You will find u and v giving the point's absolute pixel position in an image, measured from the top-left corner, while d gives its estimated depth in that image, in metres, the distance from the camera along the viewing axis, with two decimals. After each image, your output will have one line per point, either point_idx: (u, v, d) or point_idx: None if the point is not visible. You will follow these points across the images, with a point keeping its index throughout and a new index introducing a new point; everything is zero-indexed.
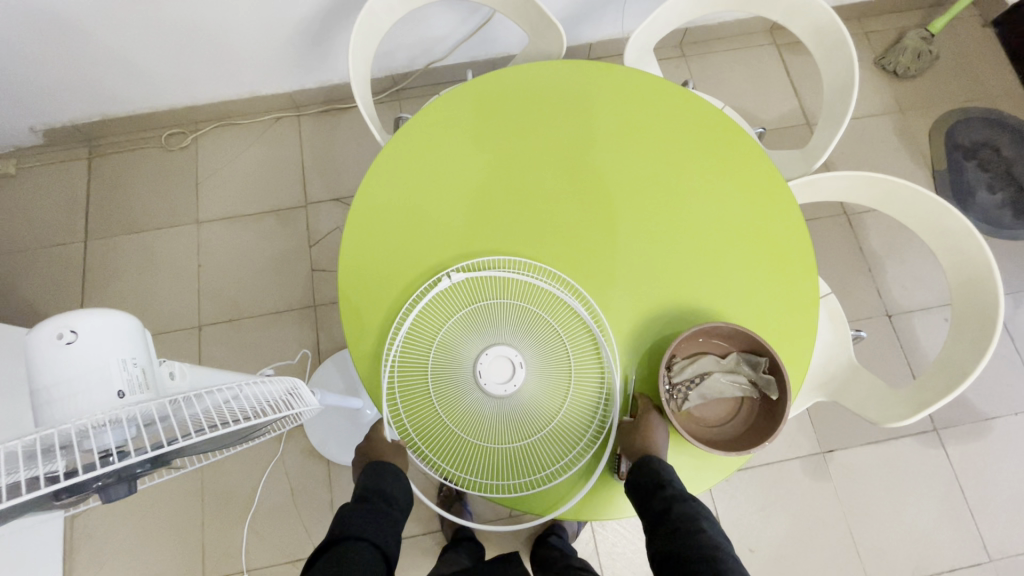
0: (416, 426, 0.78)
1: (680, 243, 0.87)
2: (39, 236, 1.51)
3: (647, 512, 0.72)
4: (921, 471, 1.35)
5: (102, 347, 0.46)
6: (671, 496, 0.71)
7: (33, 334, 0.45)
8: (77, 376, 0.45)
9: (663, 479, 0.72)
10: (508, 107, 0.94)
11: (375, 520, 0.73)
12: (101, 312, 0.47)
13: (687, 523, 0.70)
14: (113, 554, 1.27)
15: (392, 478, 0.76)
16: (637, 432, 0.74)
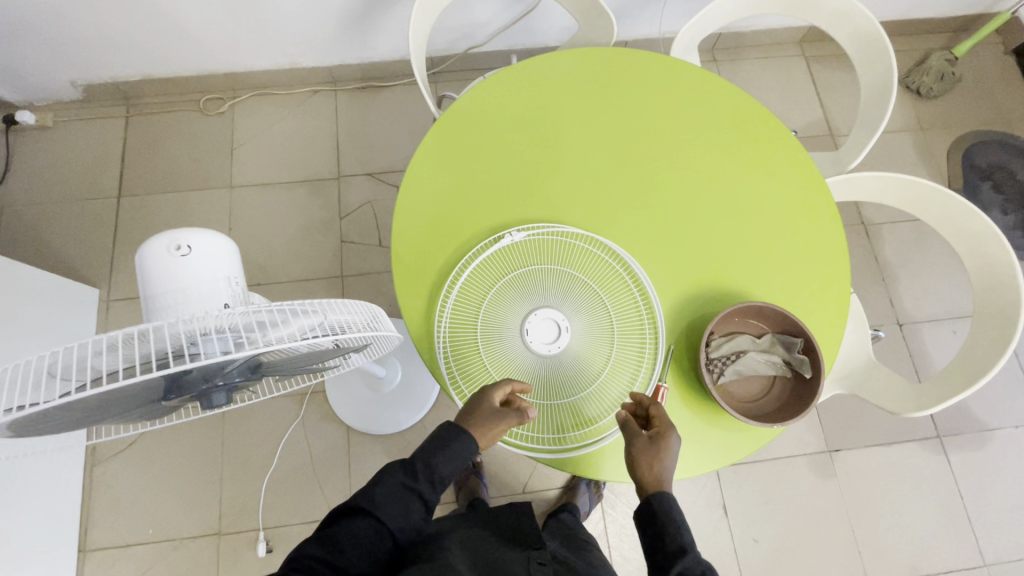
0: (461, 372, 0.82)
1: (720, 223, 0.91)
2: (72, 189, 1.53)
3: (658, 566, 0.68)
4: (923, 475, 1.39)
5: (206, 264, 0.49)
6: (686, 558, 0.66)
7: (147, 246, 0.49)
8: (190, 287, 0.50)
9: (680, 533, 0.68)
10: (571, 85, 0.98)
11: (406, 501, 0.70)
12: (213, 232, 0.50)
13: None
14: (132, 504, 1.29)
15: (446, 460, 0.71)
16: (651, 464, 0.71)
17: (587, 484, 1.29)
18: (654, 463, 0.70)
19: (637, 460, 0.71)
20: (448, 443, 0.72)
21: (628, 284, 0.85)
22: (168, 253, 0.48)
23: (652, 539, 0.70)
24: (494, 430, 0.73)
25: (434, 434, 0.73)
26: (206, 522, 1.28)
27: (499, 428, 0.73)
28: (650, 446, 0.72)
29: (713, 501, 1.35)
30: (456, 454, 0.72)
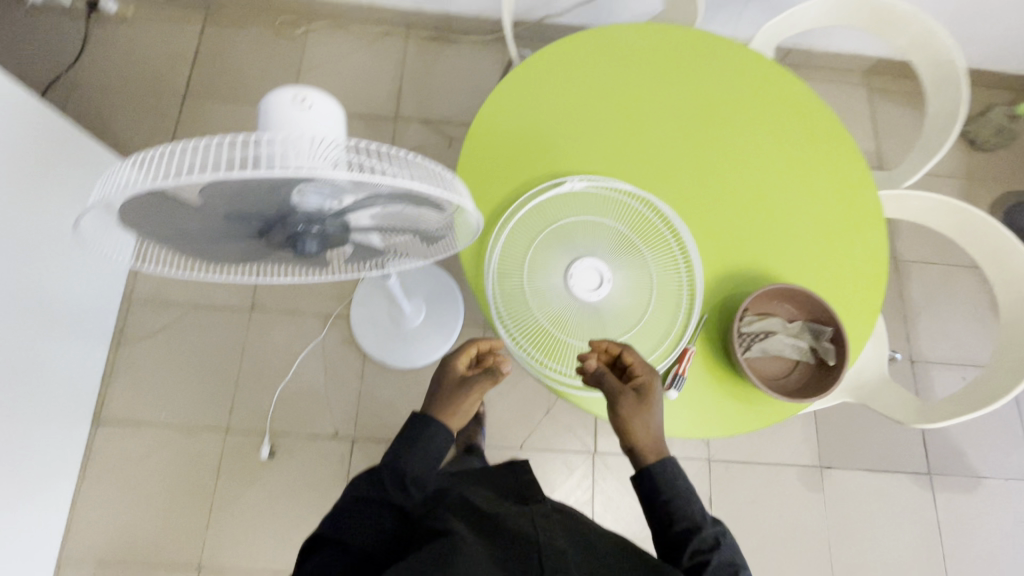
0: (502, 298, 0.85)
1: (770, 210, 0.93)
2: (140, 82, 1.57)
3: (662, 524, 0.73)
4: (907, 508, 1.42)
5: (323, 123, 0.52)
6: (693, 517, 0.72)
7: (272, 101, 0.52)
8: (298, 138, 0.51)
9: (684, 493, 0.73)
10: (652, 55, 1.00)
11: (374, 513, 0.71)
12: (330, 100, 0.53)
13: (710, 542, 0.71)
14: (151, 387, 1.34)
15: (410, 458, 0.74)
16: (640, 423, 0.73)
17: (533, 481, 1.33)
18: (649, 425, 0.73)
19: (628, 424, 0.73)
20: (418, 432, 0.75)
21: (674, 251, 0.88)
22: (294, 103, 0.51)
23: (655, 504, 0.73)
24: (466, 396, 0.78)
25: (402, 431, 0.76)
26: (217, 417, 1.33)
27: (470, 392, 0.78)
28: (638, 405, 0.74)
29: (700, 492, 1.39)
30: (424, 446, 0.75)
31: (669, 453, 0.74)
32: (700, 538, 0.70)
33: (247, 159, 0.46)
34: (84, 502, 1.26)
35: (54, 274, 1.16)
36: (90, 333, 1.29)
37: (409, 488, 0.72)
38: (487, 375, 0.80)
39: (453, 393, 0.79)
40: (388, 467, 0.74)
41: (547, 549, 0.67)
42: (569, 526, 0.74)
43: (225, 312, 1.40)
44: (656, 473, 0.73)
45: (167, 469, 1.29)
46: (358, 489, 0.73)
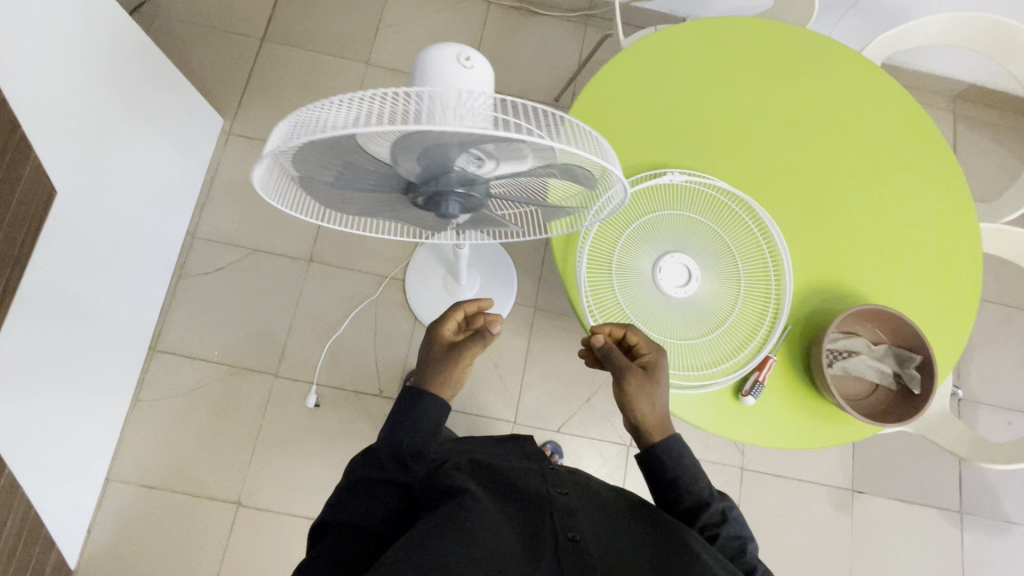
0: (589, 284, 0.84)
1: (865, 228, 0.91)
2: (222, 19, 1.56)
3: (670, 499, 0.73)
4: (933, 542, 1.42)
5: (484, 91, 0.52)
6: (700, 493, 0.72)
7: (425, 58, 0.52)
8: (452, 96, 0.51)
9: (689, 470, 0.73)
10: (764, 55, 0.97)
11: (379, 490, 0.70)
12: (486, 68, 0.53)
13: (719, 516, 0.70)
14: (206, 323, 1.37)
15: (407, 430, 0.73)
16: (647, 401, 0.73)
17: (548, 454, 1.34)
18: (655, 402, 0.74)
19: (633, 401, 0.73)
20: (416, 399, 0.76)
21: (766, 258, 0.86)
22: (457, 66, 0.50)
23: (661, 483, 0.74)
24: (456, 364, 0.77)
25: (401, 399, 0.76)
26: (268, 361, 1.36)
27: (460, 359, 0.77)
28: (644, 381, 0.73)
29: (729, 498, 1.40)
30: (420, 414, 0.75)
31: (673, 431, 0.75)
32: (707, 513, 0.70)
33: (409, 116, 0.45)
34: (134, 426, 1.30)
35: (129, 203, 1.18)
36: (155, 264, 1.31)
37: (410, 462, 0.72)
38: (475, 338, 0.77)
39: (442, 361, 0.78)
40: (386, 444, 0.73)
41: (558, 505, 0.67)
42: (580, 484, 0.74)
43: (285, 260, 1.42)
44: (662, 450, 0.73)
45: (215, 405, 1.33)
46: (357, 470, 0.72)
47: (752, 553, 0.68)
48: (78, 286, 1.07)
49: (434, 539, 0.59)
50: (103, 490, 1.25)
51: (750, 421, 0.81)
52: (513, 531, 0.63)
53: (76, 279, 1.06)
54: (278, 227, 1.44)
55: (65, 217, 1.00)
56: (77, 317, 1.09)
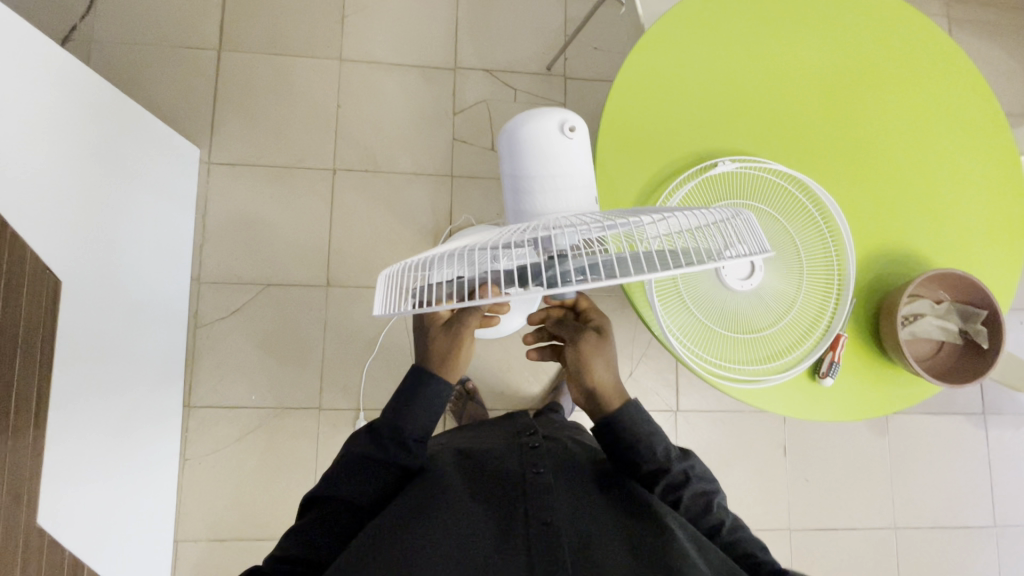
0: (657, 291, 0.82)
1: (911, 183, 0.90)
2: (168, 33, 1.40)
3: (629, 468, 0.72)
4: (963, 446, 1.52)
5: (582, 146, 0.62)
6: (659, 460, 0.71)
7: (515, 125, 0.62)
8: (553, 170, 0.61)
9: (645, 438, 0.71)
10: (798, 14, 0.91)
11: (377, 468, 0.68)
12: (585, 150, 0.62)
13: (680, 478, 0.71)
14: (236, 369, 1.32)
15: (410, 416, 0.69)
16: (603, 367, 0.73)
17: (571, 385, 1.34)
18: (608, 365, 0.73)
19: (592, 361, 0.72)
20: (418, 385, 0.69)
21: (826, 238, 0.85)
22: (558, 133, 0.60)
23: (616, 448, 0.72)
24: (459, 337, 0.68)
25: (399, 390, 0.70)
26: (309, 396, 1.33)
27: (462, 333, 0.68)
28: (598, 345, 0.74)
29: (775, 441, 1.47)
30: (424, 402, 0.69)
31: (630, 397, 0.73)
32: (670, 477, 0.70)
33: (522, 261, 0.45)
34: (189, 485, 1.27)
35: (133, 266, 1.10)
36: (170, 320, 1.24)
37: (410, 446, 0.69)
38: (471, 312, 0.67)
39: (441, 334, 0.69)
40: (385, 424, 0.69)
41: (533, 485, 0.66)
42: (561, 458, 0.75)
43: (302, 290, 1.36)
44: (621, 418, 0.71)
45: (265, 449, 1.30)
46: (356, 449, 0.68)
47: (718, 506, 0.71)
48: (106, 367, 1.01)
49: (402, 537, 0.59)
50: (175, 552, 1.25)
51: (827, 398, 0.84)
52: (489, 516, 0.63)
53: (101, 362, 1.00)
54: (286, 255, 1.37)
55: (76, 304, 0.92)
56: (112, 398, 1.03)
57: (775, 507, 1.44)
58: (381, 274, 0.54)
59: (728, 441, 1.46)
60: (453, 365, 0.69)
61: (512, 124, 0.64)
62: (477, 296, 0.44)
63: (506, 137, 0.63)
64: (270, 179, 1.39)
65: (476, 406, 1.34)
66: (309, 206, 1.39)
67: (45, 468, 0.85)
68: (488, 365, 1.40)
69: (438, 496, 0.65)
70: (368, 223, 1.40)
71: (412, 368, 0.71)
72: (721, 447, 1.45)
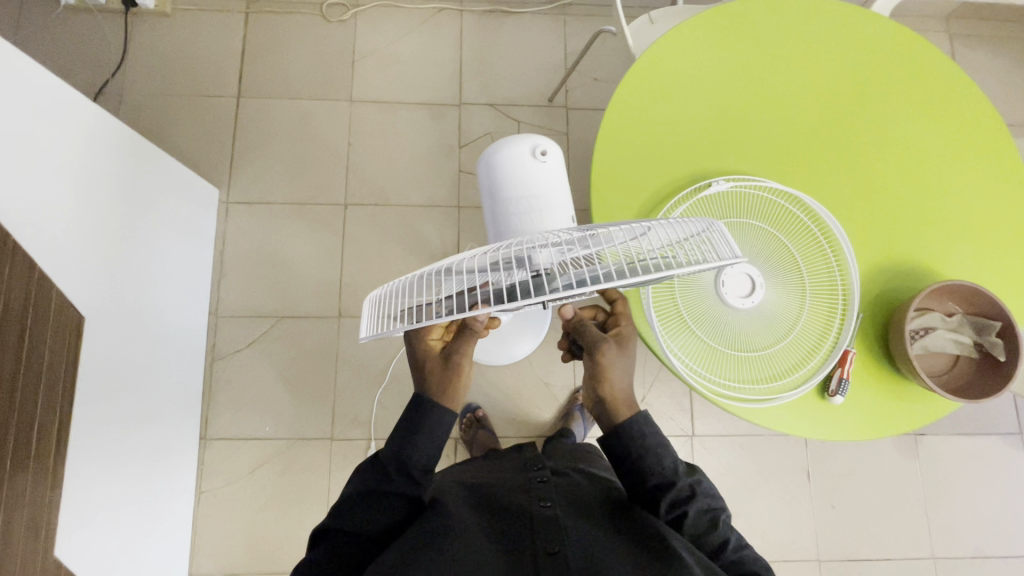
0: (657, 312, 0.82)
1: (912, 194, 0.89)
2: (192, 82, 1.49)
3: (634, 487, 0.71)
4: (1002, 469, 1.44)
5: (556, 163, 0.73)
6: (665, 473, 0.69)
7: (497, 146, 0.73)
8: (526, 184, 0.72)
9: (653, 451, 0.70)
10: (784, 38, 0.93)
11: (385, 500, 0.67)
12: (557, 170, 0.72)
13: (685, 492, 0.69)
14: (251, 400, 1.35)
15: (414, 446, 0.68)
16: (607, 386, 0.69)
17: (583, 410, 1.34)
18: (619, 380, 0.69)
19: (610, 373, 0.68)
20: (419, 415, 0.68)
21: (828, 254, 0.85)
22: (532, 155, 0.71)
23: (622, 464, 0.70)
24: (459, 368, 0.67)
25: (402, 422, 0.68)
26: (321, 426, 1.34)
27: (460, 362, 0.67)
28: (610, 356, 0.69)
29: (797, 465, 1.42)
30: (429, 433, 0.68)
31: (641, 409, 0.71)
32: (675, 491, 0.68)
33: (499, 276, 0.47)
34: (204, 518, 1.28)
35: (153, 301, 1.14)
36: (189, 353, 1.28)
37: (417, 476, 0.68)
38: (465, 337, 0.66)
39: (438, 366, 0.68)
40: (391, 455, 0.68)
41: (538, 517, 0.66)
42: (568, 494, 0.75)
43: (315, 321, 1.39)
44: (629, 428, 0.70)
45: (279, 479, 1.31)
46: (362, 479, 0.68)
47: (724, 522, 0.69)
48: (125, 400, 1.04)
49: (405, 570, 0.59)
50: None
51: (839, 415, 0.82)
52: (496, 549, 0.63)
53: (121, 395, 1.03)
54: (299, 288, 1.41)
55: (99, 338, 0.96)
56: (131, 431, 1.06)
57: (802, 536, 1.38)
58: (371, 296, 0.57)
59: (748, 467, 1.41)
60: (455, 394, 0.68)
61: (497, 142, 0.74)
62: (452, 311, 0.46)
63: (486, 160, 0.74)
64: (284, 215, 1.44)
65: (488, 435, 1.32)
66: (322, 240, 1.44)
67: (63, 499, 0.87)
68: (498, 392, 1.40)
69: (445, 529, 0.65)
70: (378, 255, 1.43)
71: (413, 399, 0.69)
72: (740, 473, 1.40)
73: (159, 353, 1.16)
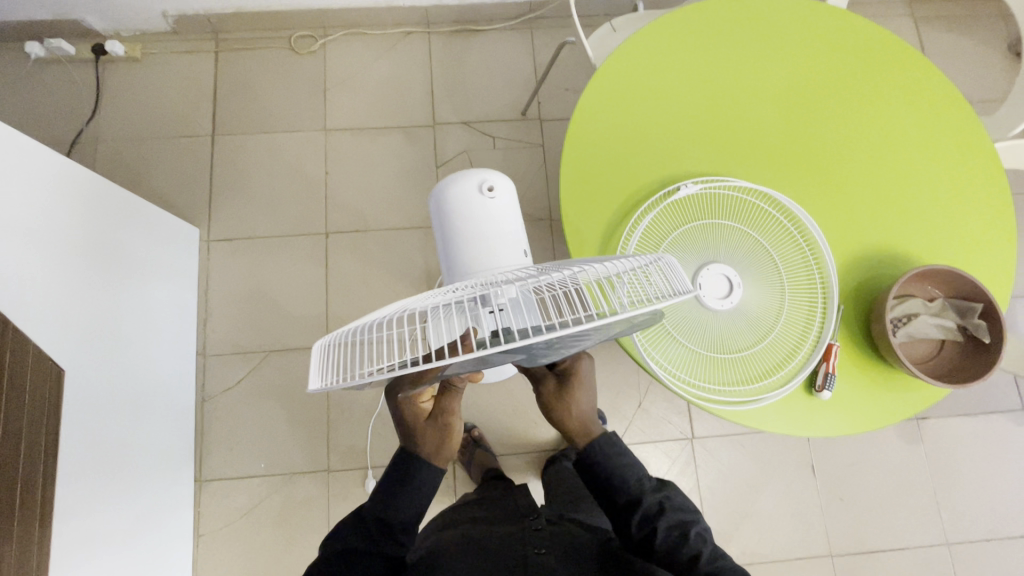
0: None
1: (884, 183, 0.89)
2: (167, 125, 1.50)
3: (609, 509, 0.73)
4: (1008, 446, 1.42)
5: (498, 205, 0.75)
6: (633, 490, 0.71)
7: (449, 184, 0.77)
8: (468, 222, 0.75)
9: (620, 470, 0.73)
10: (742, 36, 0.93)
11: (367, 560, 0.68)
12: (497, 210, 0.75)
13: (655, 509, 0.70)
14: (245, 439, 1.34)
15: (398, 506, 0.69)
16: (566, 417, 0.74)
17: None
18: (576, 409, 0.74)
19: (566, 407, 0.73)
20: (406, 471, 0.69)
21: (802, 246, 0.85)
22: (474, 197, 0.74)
23: (593, 483, 0.73)
24: (447, 427, 0.68)
25: (382, 481, 0.70)
26: (317, 459, 1.33)
27: (449, 420, 0.68)
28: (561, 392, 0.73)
29: (801, 459, 1.40)
30: (411, 491, 0.69)
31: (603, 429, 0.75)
32: (644, 507, 0.70)
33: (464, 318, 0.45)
34: (204, 562, 1.27)
35: (137, 346, 1.14)
36: (177, 396, 1.27)
37: (399, 536, 0.69)
38: (448, 395, 0.67)
39: (428, 427, 0.69)
40: (373, 513, 0.69)
41: (532, 561, 0.72)
42: (561, 543, 0.77)
43: (303, 353, 1.38)
44: (595, 452, 0.73)
45: (277, 517, 1.29)
46: (345, 539, 0.68)
47: (696, 535, 0.69)
48: (113, 450, 1.03)
49: None
50: None
51: (827, 410, 0.81)
52: None
53: (109, 443, 1.02)
54: (286, 322, 1.40)
55: (82, 391, 0.96)
56: (121, 480, 1.05)
57: (812, 532, 1.36)
58: (322, 342, 0.52)
59: (751, 466, 1.39)
60: (445, 451, 0.70)
61: (451, 180, 0.78)
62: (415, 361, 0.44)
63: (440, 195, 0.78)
64: (265, 250, 1.44)
65: (484, 453, 1.29)
66: (305, 271, 1.43)
67: (51, 559, 0.85)
68: (492, 411, 1.39)
69: None
70: (362, 281, 1.43)
71: (399, 457, 0.70)
72: (744, 472, 1.39)
73: (145, 400, 1.14)
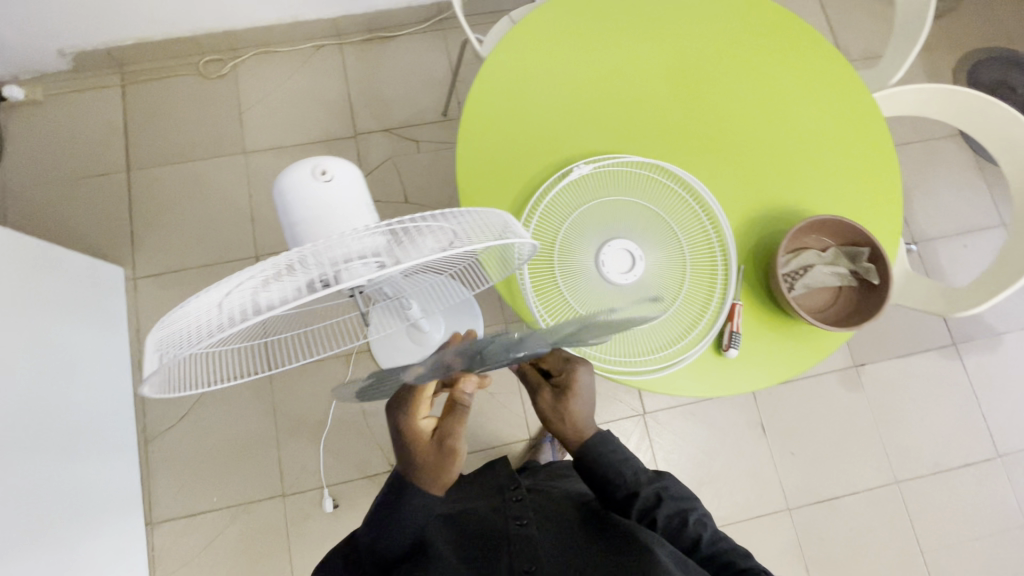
0: (542, 302, 0.82)
1: (773, 145, 0.92)
2: (79, 166, 1.46)
3: (609, 501, 0.78)
4: (943, 381, 1.48)
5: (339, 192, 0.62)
6: (630, 485, 0.76)
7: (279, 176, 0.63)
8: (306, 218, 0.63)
9: (615, 465, 0.77)
10: (626, 17, 0.95)
11: None
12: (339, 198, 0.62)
13: (652, 499, 0.76)
14: (194, 474, 1.31)
15: (383, 537, 0.71)
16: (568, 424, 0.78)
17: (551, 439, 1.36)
18: (579, 416, 0.77)
19: (569, 414, 0.77)
20: (404, 493, 0.69)
21: (698, 213, 0.87)
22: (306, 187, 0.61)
23: (593, 480, 0.78)
24: (453, 449, 0.66)
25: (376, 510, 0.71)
26: (271, 484, 1.31)
27: (454, 443, 0.67)
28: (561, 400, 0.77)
29: (750, 420, 1.43)
30: (398, 522, 0.70)
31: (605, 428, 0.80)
32: (640, 500, 0.75)
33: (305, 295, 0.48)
34: None
35: (63, 395, 1.11)
36: (116, 440, 1.24)
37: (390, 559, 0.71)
38: (454, 414, 0.66)
39: (431, 447, 0.67)
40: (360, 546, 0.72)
41: (515, 538, 0.72)
42: (540, 509, 0.81)
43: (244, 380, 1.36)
44: (599, 450, 0.77)
45: (237, 548, 1.27)
46: None
47: (695, 520, 0.75)
48: (44, 504, 1.00)
49: None
50: None
51: (735, 367, 0.83)
52: None
53: (40, 498, 0.99)
54: None
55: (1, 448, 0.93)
56: (58, 533, 1.02)
57: (768, 489, 1.39)
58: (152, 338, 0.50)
59: (704, 433, 1.42)
60: (448, 473, 0.68)
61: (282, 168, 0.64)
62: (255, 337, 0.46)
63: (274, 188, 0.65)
64: (195, 280, 1.41)
65: None
66: None
67: None
68: None
69: None
70: None
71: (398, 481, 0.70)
72: (697, 440, 1.41)
73: (77, 448, 1.11)
